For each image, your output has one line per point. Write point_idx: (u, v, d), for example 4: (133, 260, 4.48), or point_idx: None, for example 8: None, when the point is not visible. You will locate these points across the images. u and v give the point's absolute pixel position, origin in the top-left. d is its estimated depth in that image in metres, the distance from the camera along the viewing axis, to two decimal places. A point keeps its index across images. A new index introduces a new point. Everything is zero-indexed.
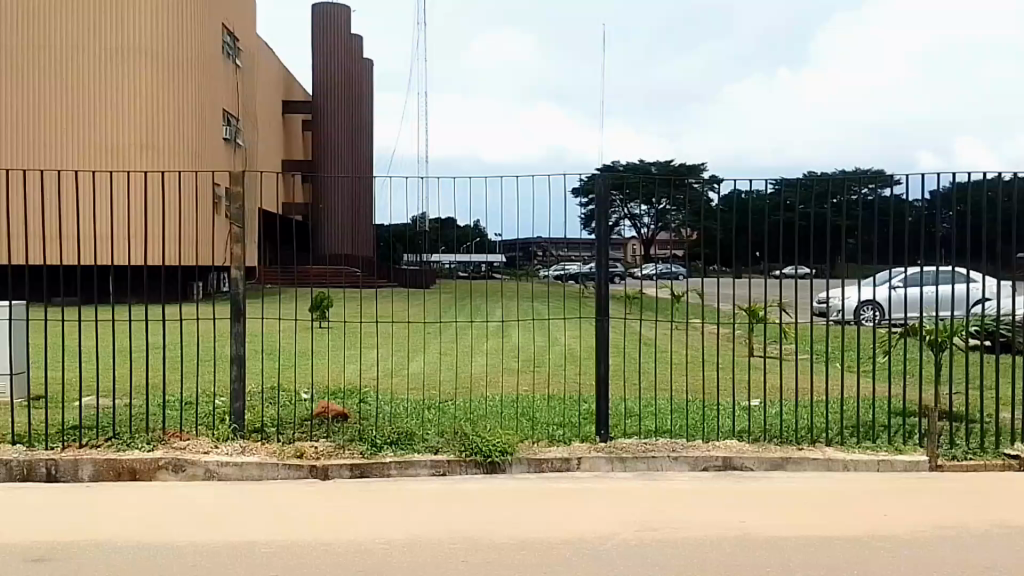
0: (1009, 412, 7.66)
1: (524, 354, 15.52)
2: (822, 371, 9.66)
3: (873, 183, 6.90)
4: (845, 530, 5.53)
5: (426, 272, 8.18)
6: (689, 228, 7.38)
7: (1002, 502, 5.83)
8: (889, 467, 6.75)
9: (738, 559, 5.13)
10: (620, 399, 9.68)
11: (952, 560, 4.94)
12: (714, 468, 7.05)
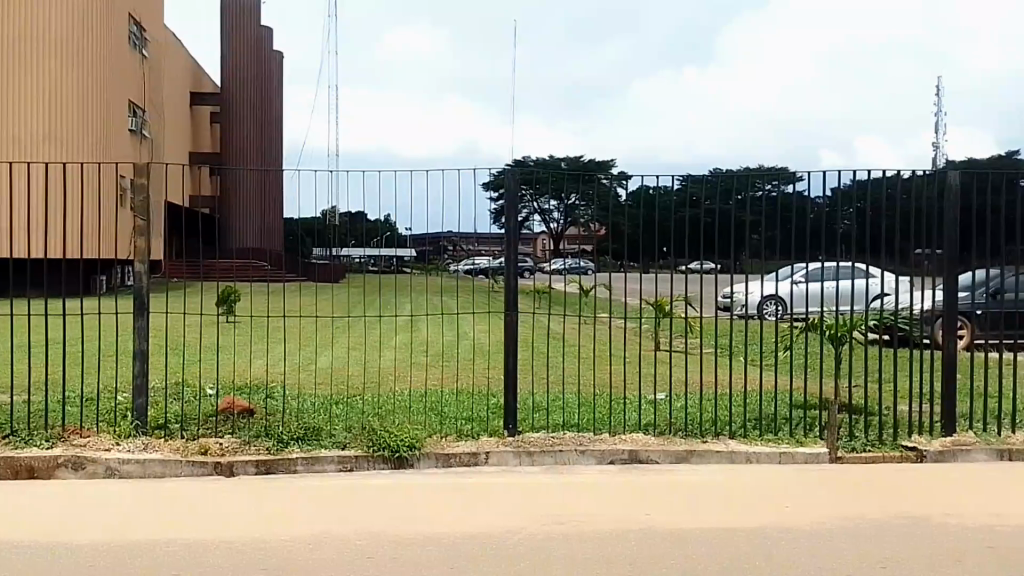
0: (903, 404, 7.88)
1: (434, 350, 15.42)
2: (726, 364, 9.83)
3: (775, 179, 7.02)
4: (750, 521, 5.58)
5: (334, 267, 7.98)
6: (597, 222, 7.27)
7: (898, 492, 5.97)
8: (790, 459, 6.87)
9: (646, 552, 5.12)
10: (529, 394, 9.67)
11: (853, 551, 5.02)
12: (620, 462, 7.07)
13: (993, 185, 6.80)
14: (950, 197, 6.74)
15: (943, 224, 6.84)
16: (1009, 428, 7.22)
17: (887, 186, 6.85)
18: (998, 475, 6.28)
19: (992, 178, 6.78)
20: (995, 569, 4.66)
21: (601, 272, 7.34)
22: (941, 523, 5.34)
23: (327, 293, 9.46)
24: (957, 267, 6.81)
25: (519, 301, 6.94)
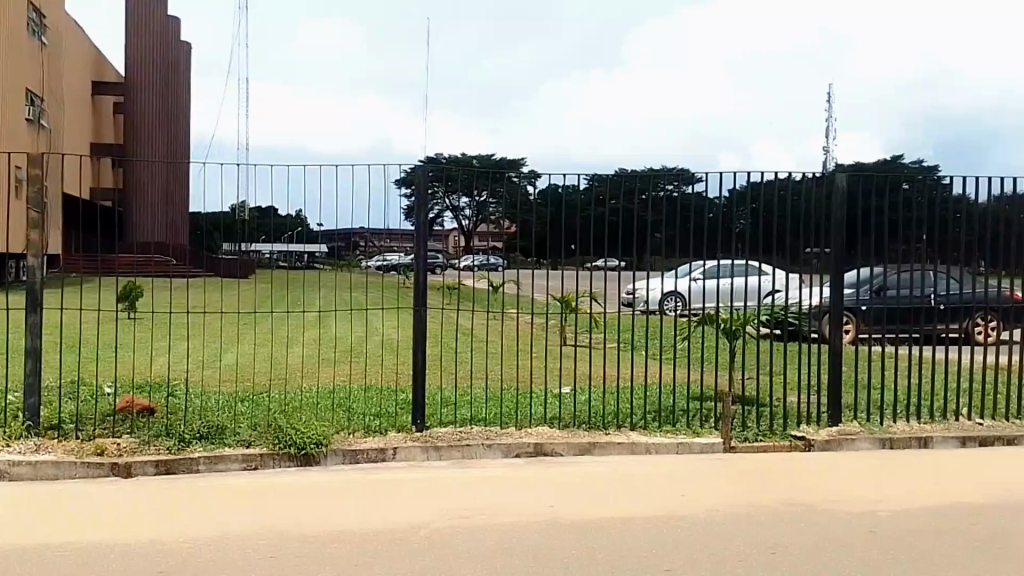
0: (796, 396, 8.21)
1: (342, 345, 15.37)
2: (629, 359, 10.09)
3: (677, 180, 7.23)
4: (649, 511, 5.76)
5: (242, 263, 7.91)
6: (508, 220, 7.36)
7: (788, 480, 6.24)
8: (687, 450, 7.11)
9: (547, 543, 5.24)
10: (437, 389, 9.76)
11: (744, 537, 5.23)
12: (525, 455, 7.19)
13: (876, 189, 7.27)
14: (838, 197, 7.20)
15: (830, 224, 7.26)
16: (890, 418, 7.60)
17: (780, 188, 7.23)
18: (880, 463, 6.61)
19: (876, 182, 7.25)
20: (875, 547, 4.91)
21: (511, 268, 7.44)
22: (827, 509, 5.60)
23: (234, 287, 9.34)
24: (843, 264, 7.24)
25: (428, 294, 7.02)
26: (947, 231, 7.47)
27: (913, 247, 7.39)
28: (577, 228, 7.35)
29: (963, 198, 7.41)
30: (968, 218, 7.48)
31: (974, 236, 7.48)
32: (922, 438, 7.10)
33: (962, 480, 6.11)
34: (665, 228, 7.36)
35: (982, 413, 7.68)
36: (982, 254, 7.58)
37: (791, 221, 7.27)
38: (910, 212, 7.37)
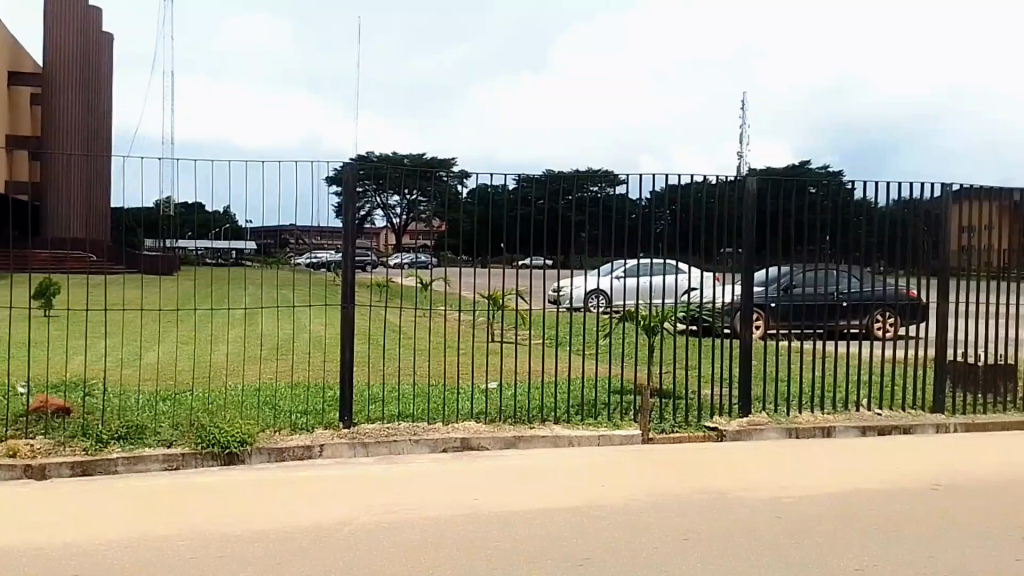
0: (710, 388, 8.53)
1: (269, 342, 15.31)
2: (554, 355, 10.32)
3: (603, 182, 7.43)
4: (569, 502, 5.95)
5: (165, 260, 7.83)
6: (439, 219, 7.41)
7: (702, 470, 6.50)
8: (607, 441, 7.35)
9: (469, 536, 5.39)
10: (365, 385, 9.85)
11: (659, 525, 5.45)
12: (452, 449, 7.35)
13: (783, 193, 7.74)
14: (749, 200, 7.68)
15: (741, 225, 7.71)
16: (796, 410, 7.96)
17: (699, 189, 7.62)
18: (789, 451, 6.94)
19: (783, 186, 7.71)
20: (780, 531, 5.18)
21: (442, 266, 7.49)
22: (738, 496, 5.87)
23: (157, 286, 9.29)
24: (752, 265, 7.72)
25: (355, 295, 7.13)
26: (849, 232, 7.90)
27: (817, 248, 7.85)
28: (504, 228, 7.52)
29: (863, 202, 7.89)
30: (869, 221, 7.94)
31: (873, 238, 7.93)
32: (826, 427, 7.49)
33: (865, 468, 6.45)
34: (589, 227, 7.56)
35: (880, 406, 8.11)
36: (880, 254, 8.02)
37: (707, 223, 7.65)
38: (816, 215, 7.85)
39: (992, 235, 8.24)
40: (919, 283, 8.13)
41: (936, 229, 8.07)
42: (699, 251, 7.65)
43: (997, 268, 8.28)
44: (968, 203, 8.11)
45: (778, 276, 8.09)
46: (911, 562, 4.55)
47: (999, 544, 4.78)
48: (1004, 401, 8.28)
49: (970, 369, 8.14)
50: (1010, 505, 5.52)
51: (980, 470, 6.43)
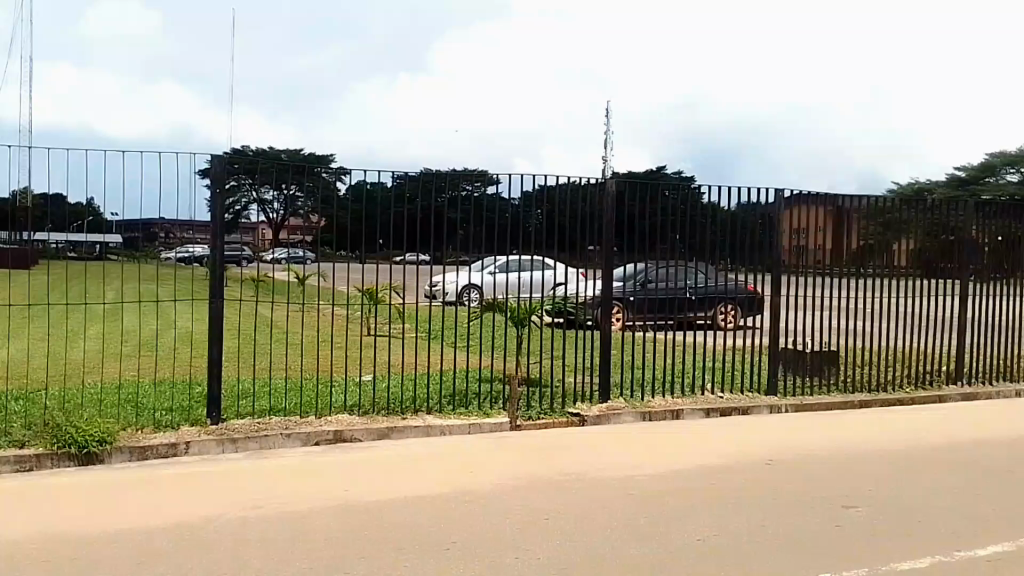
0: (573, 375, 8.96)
1: (132, 339, 14.96)
2: (428, 347, 10.62)
3: (477, 181, 7.80)
4: (437, 490, 6.21)
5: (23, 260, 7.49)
6: (318, 214, 7.46)
7: (563, 456, 6.88)
8: (478, 429, 7.72)
9: (339, 525, 5.55)
10: (235, 380, 9.87)
11: (520, 509, 5.76)
12: (324, 442, 7.50)
13: (640, 194, 8.38)
14: (609, 198, 8.22)
15: (603, 225, 8.23)
16: (649, 394, 8.71)
17: (568, 190, 8.11)
18: (645, 436, 7.42)
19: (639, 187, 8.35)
20: (634, 509, 5.57)
21: (321, 261, 7.60)
22: (595, 479, 6.25)
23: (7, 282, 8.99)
24: (612, 261, 8.26)
25: (224, 290, 7.20)
26: (697, 230, 8.67)
27: (671, 246, 8.54)
28: (379, 225, 7.67)
29: (710, 204, 8.71)
30: (715, 220, 8.75)
31: (718, 236, 8.75)
32: (674, 410, 8.23)
33: (712, 449, 6.98)
34: (465, 225, 7.83)
35: (722, 389, 8.98)
36: (725, 253, 8.84)
37: (572, 220, 8.12)
38: (668, 215, 8.54)
39: (821, 235, 9.16)
40: (757, 278, 9.04)
41: (771, 230, 8.99)
42: (566, 249, 8.09)
43: (824, 265, 9.24)
44: (800, 208, 9.03)
45: (637, 274, 8.58)
46: (748, 531, 5.01)
47: (823, 511, 5.31)
48: (828, 383, 9.34)
49: (798, 356, 9.18)
50: (835, 476, 6.11)
51: (812, 447, 7.06)
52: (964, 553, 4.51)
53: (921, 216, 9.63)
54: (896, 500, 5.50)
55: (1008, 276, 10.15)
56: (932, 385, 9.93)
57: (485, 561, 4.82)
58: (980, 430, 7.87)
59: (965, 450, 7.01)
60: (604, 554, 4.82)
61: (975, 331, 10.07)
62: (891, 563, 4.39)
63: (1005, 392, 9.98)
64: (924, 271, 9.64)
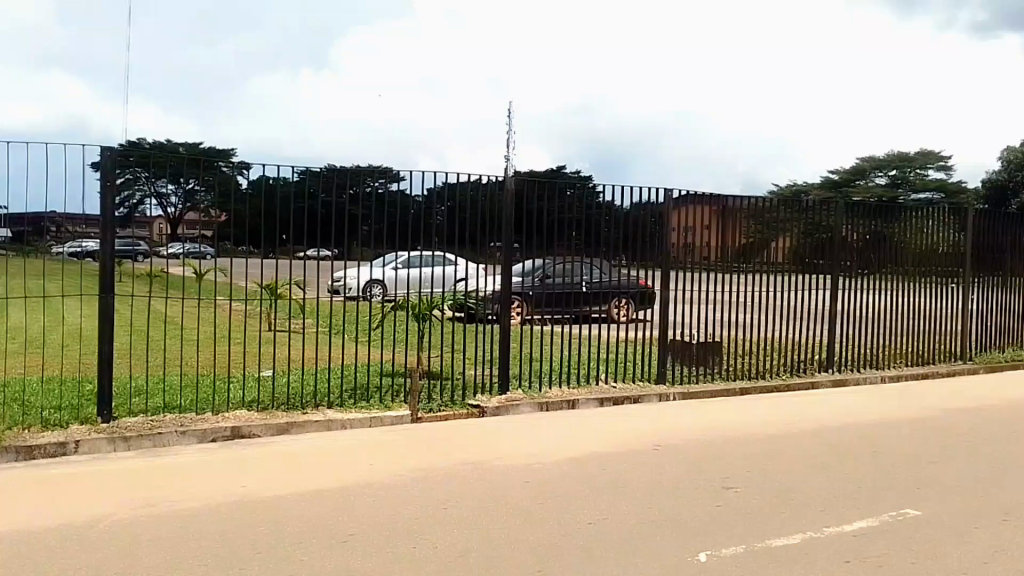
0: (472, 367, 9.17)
1: (17, 336, 14.48)
2: (330, 342, 10.70)
3: (382, 178, 7.86)
4: (335, 484, 6.26)
5: None
6: (218, 209, 7.38)
7: (460, 448, 7.03)
8: (379, 423, 7.84)
9: (236, 520, 5.54)
10: (130, 376, 9.71)
11: (418, 498, 5.88)
12: (221, 438, 7.46)
13: (541, 192, 8.61)
14: (509, 194, 8.43)
15: (503, 221, 8.43)
16: (546, 384, 9.04)
17: (471, 188, 8.27)
18: (540, 428, 7.65)
19: (541, 185, 8.60)
20: (528, 496, 5.75)
21: (222, 257, 7.45)
22: (491, 469, 6.42)
23: None
24: (512, 257, 8.49)
25: (113, 283, 7.03)
26: (595, 228, 8.99)
27: (570, 243, 8.81)
28: (283, 219, 7.65)
29: (607, 203, 9.05)
30: (610, 217, 9.09)
31: (616, 233, 9.12)
32: (570, 400, 8.55)
33: (604, 438, 7.23)
34: (372, 221, 7.90)
35: (615, 378, 9.39)
36: (623, 250, 9.22)
37: (476, 217, 8.29)
38: (568, 214, 8.79)
39: (705, 233, 9.79)
40: (648, 273, 9.43)
41: (660, 228, 9.47)
42: (470, 246, 8.29)
43: (711, 261, 9.83)
44: (688, 207, 9.60)
45: (536, 269, 8.75)
46: (637, 514, 5.26)
47: (706, 492, 5.61)
48: (712, 372, 9.94)
49: (685, 347, 9.75)
50: (719, 460, 6.43)
51: (697, 433, 7.41)
52: (832, 527, 4.86)
53: (798, 216, 10.47)
54: (773, 480, 5.85)
55: (873, 273, 11.08)
56: (804, 372, 10.77)
57: (384, 550, 4.93)
58: (852, 414, 8.41)
59: (837, 432, 7.49)
60: (501, 540, 4.99)
61: (844, 322, 10.93)
62: (767, 539, 4.70)
63: (870, 378, 10.91)
64: (799, 267, 10.47)
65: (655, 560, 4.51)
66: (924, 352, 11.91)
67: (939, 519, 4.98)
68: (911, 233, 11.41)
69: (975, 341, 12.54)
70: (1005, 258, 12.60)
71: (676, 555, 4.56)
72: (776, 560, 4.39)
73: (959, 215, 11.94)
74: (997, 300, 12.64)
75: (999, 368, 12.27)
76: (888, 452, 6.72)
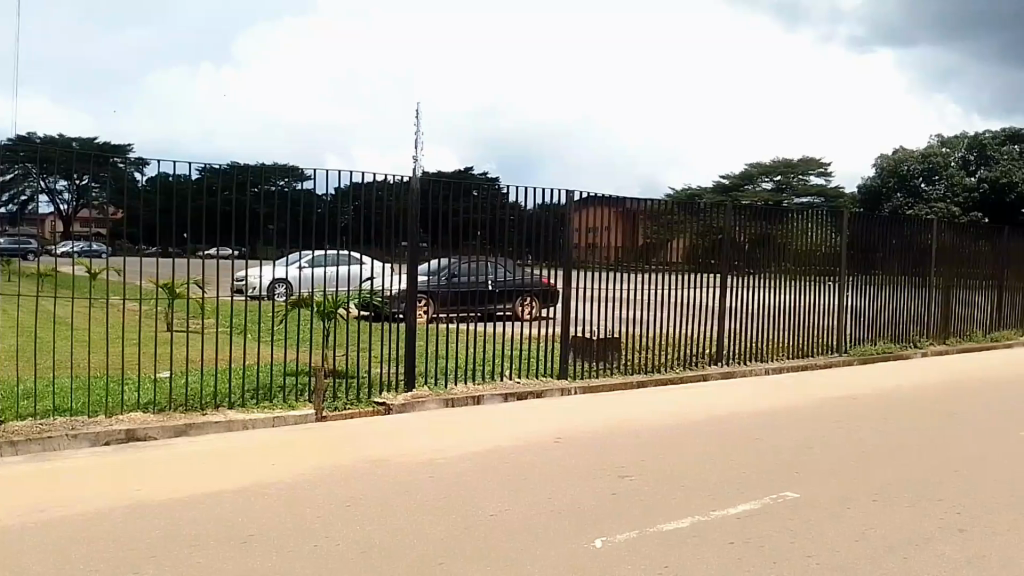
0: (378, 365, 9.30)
1: None
2: (229, 342, 10.63)
3: (287, 176, 7.89)
4: (237, 485, 6.16)
5: None
6: (113, 206, 7.24)
7: (364, 448, 7.03)
8: (282, 422, 7.84)
9: (135, 522, 5.37)
10: (17, 379, 9.38)
11: (322, 493, 5.92)
12: (115, 442, 7.22)
13: (447, 193, 8.77)
14: (414, 196, 8.53)
15: (408, 222, 8.53)
16: (451, 381, 9.20)
17: (377, 187, 8.34)
18: (443, 425, 7.74)
19: (449, 186, 8.77)
20: (431, 490, 5.87)
21: (116, 256, 7.29)
22: (393, 466, 6.50)
23: None
24: (419, 255, 8.63)
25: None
26: (502, 228, 9.18)
27: (476, 244, 8.94)
28: (189, 216, 7.53)
29: (516, 206, 9.29)
30: (515, 217, 9.29)
31: (521, 234, 9.34)
32: (475, 397, 8.74)
33: (505, 434, 7.36)
34: (276, 221, 7.87)
35: (518, 374, 9.62)
36: (528, 249, 9.44)
37: (383, 217, 8.39)
38: (478, 215, 8.98)
39: (607, 234, 10.11)
40: (551, 272, 9.70)
41: (562, 227, 9.70)
42: (379, 245, 8.37)
43: (612, 261, 10.16)
44: (588, 209, 9.89)
45: (442, 269, 8.92)
46: (538, 505, 5.43)
47: (603, 482, 5.83)
48: (611, 367, 10.28)
49: (587, 343, 10.03)
50: (617, 453, 6.62)
51: (596, 427, 7.61)
52: (719, 511, 5.14)
53: (692, 220, 10.96)
54: (665, 469, 6.12)
55: (760, 272, 11.68)
56: (696, 365, 11.23)
57: (289, 543, 4.97)
58: (741, 406, 8.77)
59: (727, 423, 7.80)
60: (405, 532, 5.09)
61: (733, 319, 11.45)
62: (660, 524, 4.94)
63: (755, 370, 11.44)
64: (694, 266, 10.97)
65: (555, 548, 4.69)
66: (805, 346, 12.55)
67: (817, 501, 5.31)
68: (795, 234, 12.13)
69: (852, 337, 13.27)
70: (877, 257, 13.40)
71: (574, 543, 4.75)
72: (668, 543, 4.63)
73: (836, 218, 12.71)
74: (871, 296, 13.42)
75: (872, 360, 13.03)
76: (771, 439, 7.08)
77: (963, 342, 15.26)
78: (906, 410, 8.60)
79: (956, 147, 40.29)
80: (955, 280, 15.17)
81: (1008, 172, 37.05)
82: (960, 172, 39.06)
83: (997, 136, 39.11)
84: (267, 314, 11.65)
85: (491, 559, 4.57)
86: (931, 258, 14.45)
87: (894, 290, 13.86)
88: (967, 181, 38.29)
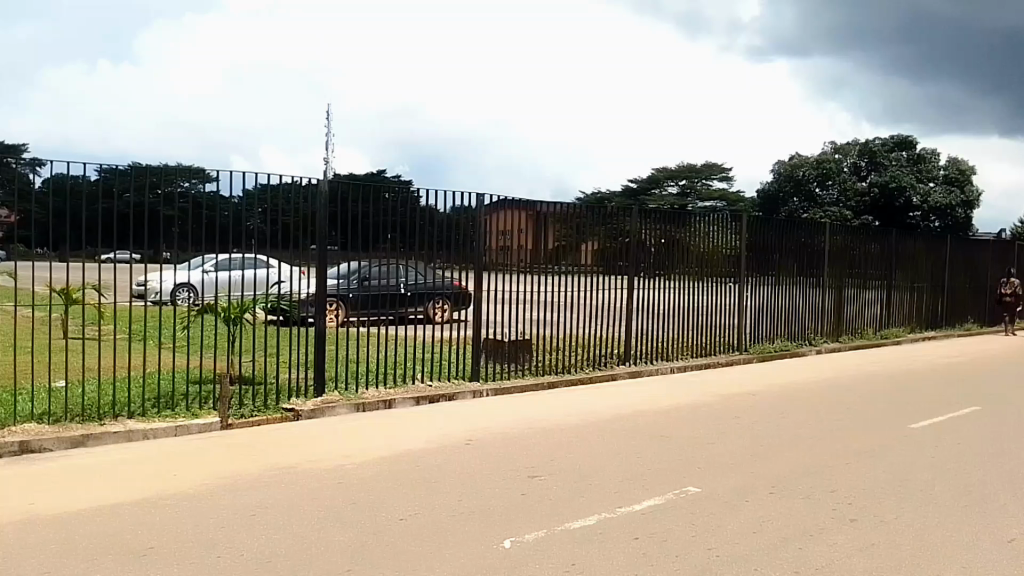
0: (286, 371, 9.23)
1: None
2: (130, 351, 10.42)
3: (193, 178, 7.70)
4: (138, 496, 5.99)
5: None
6: (7, 207, 6.94)
7: (269, 455, 6.95)
8: (185, 431, 7.67)
9: (28, 538, 5.15)
10: None
11: (227, 503, 5.80)
12: (8, 455, 6.88)
13: (358, 195, 8.74)
14: (323, 199, 8.49)
15: (317, 224, 8.47)
16: (362, 386, 9.16)
17: (285, 189, 8.25)
18: (352, 430, 7.69)
19: (360, 188, 8.74)
20: (340, 497, 5.80)
21: (13, 260, 6.99)
22: (300, 473, 6.42)
23: None
24: (328, 258, 8.58)
25: None
26: (414, 230, 9.21)
27: (387, 247, 8.97)
28: (87, 220, 7.28)
29: (427, 207, 9.33)
30: (427, 217, 9.33)
31: (433, 234, 9.37)
32: (387, 401, 8.72)
33: (413, 437, 7.37)
34: (179, 222, 7.71)
35: (430, 377, 9.64)
36: (440, 250, 9.49)
37: (293, 217, 8.29)
38: (390, 217, 8.99)
39: (519, 237, 10.24)
40: (463, 275, 9.75)
41: (474, 229, 9.78)
42: (291, 246, 8.26)
43: (525, 263, 10.30)
44: (500, 212, 9.99)
45: (352, 273, 8.87)
46: (446, 508, 5.44)
47: (511, 483, 5.89)
48: (523, 368, 10.42)
49: (498, 345, 10.14)
50: (524, 454, 6.68)
51: (503, 428, 7.68)
52: (623, 508, 5.24)
53: (601, 224, 11.18)
54: (573, 468, 6.20)
55: (665, 275, 11.97)
56: (605, 366, 11.41)
57: (192, 553, 4.86)
58: (643, 404, 8.97)
59: (630, 421, 7.97)
60: (311, 540, 5.03)
61: (640, 321, 11.69)
62: (567, 523, 5.01)
63: (663, 370, 11.69)
64: (604, 268, 11.16)
65: (464, 549, 4.71)
66: (708, 345, 12.90)
67: (717, 495, 5.48)
68: (697, 237, 12.49)
69: (754, 337, 13.66)
70: (775, 260, 13.88)
71: (482, 544, 4.78)
72: (574, 542, 4.70)
73: (735, 222, 13.12)
74: (771, 297, 13.88)
75: (770, 357, 13.45)
76: (673, 436, 7.27)
77: (856, 340, 15.88)
78: (801, 405, 8.93)
79: (847, 154, 41.78)
80: (848, 279, 15.81)
81: (896, 177, 39.22)
82: (852, 178, 40.74)
83: (886, 144, 40.73)
84: (170, 321, 11.42)
85: (399, 564, 4.55)
86: (825, 260, 15.04)
87: (792, 290, 14.35)
88: (859, 185, 40.33)
